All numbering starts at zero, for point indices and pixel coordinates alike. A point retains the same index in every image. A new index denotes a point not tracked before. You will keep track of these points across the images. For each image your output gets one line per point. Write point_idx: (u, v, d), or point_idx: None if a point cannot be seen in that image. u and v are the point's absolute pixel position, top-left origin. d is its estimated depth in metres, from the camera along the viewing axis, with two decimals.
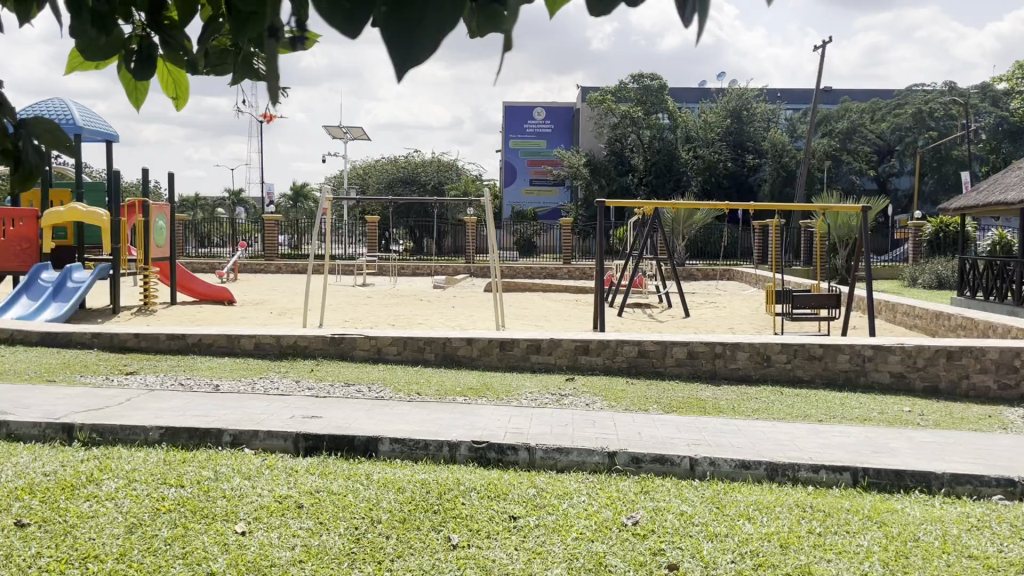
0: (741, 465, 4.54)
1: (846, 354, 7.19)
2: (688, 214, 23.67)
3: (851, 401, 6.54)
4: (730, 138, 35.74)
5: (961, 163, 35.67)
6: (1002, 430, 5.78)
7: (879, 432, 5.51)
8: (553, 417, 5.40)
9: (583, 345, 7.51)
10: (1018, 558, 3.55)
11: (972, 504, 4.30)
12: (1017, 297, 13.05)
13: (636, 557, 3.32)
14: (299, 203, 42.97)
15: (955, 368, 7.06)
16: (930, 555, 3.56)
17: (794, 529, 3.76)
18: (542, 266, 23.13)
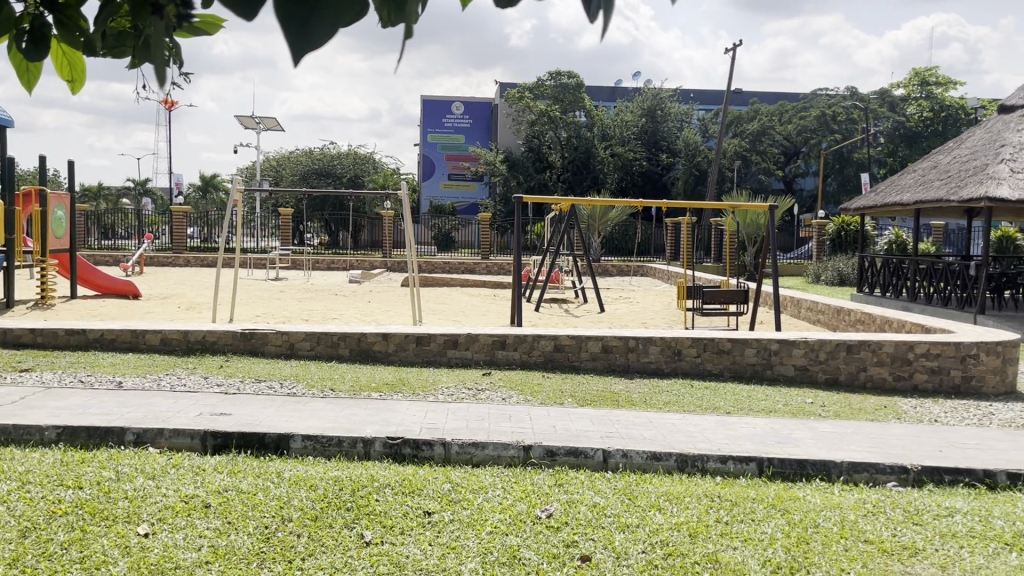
0: (652, 457, 4.65)
1: (752, 348, 7.44)
2: (604, 210, 24.03)
3: (757, 393, 6.76)
4: (644, 137, 36.45)
5: (862, 165, 37.27)
6: (896, 420, 6.09)
7: (783, 423, 5.72)
8: (468, 411, 5.40)
9: (500, 340, 7.53)
10: (911, 542, 3.75)
11: (869, 491, 4.51)
12: (912, 294, 13.73)
13: (550, 549, 3.35)
14: (208, 194, 41.77)
15: (854, 361, 7.37)
16: (829, 540, 3.72)
17: (703, 519, 3.86)
18: (459, 261, 23.09)
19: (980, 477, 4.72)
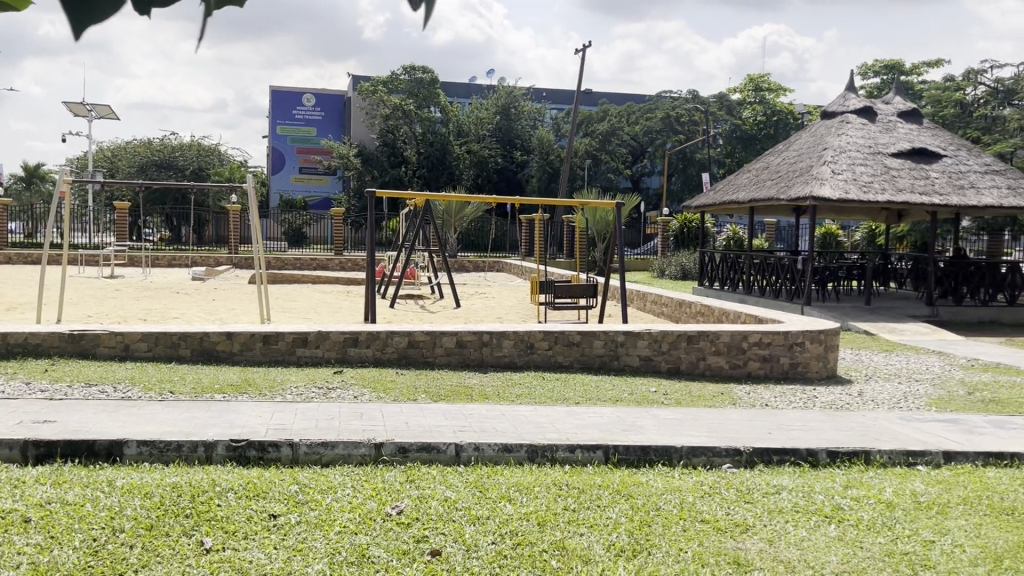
0: (503, 449, 4.71)
1: (601, 340, 7.68)
2: (459, 206, 24.12)
3: (605, 384, 7.00)
4: (499, 134, 36.86)
5: (703, 165, 39.29)
6: (731, 405, 6.47)
7: (629, 411, 5.95)
8: (317, 411, 5.29)
9: (351, 337, 7.41)
10: (742, 520, 4.01)
11: (706, 473, 4.77)
12: (747, 286, 14.62)
13: (399, 546, 3.34)
14: (33, 185, 38.71)
15: (694, 350, 7.76)
16: (668, 522, 3.91)
17: (551, 507, 3.97)
18: (311, 257, 22.53)
19: (803, 456, 5.10)
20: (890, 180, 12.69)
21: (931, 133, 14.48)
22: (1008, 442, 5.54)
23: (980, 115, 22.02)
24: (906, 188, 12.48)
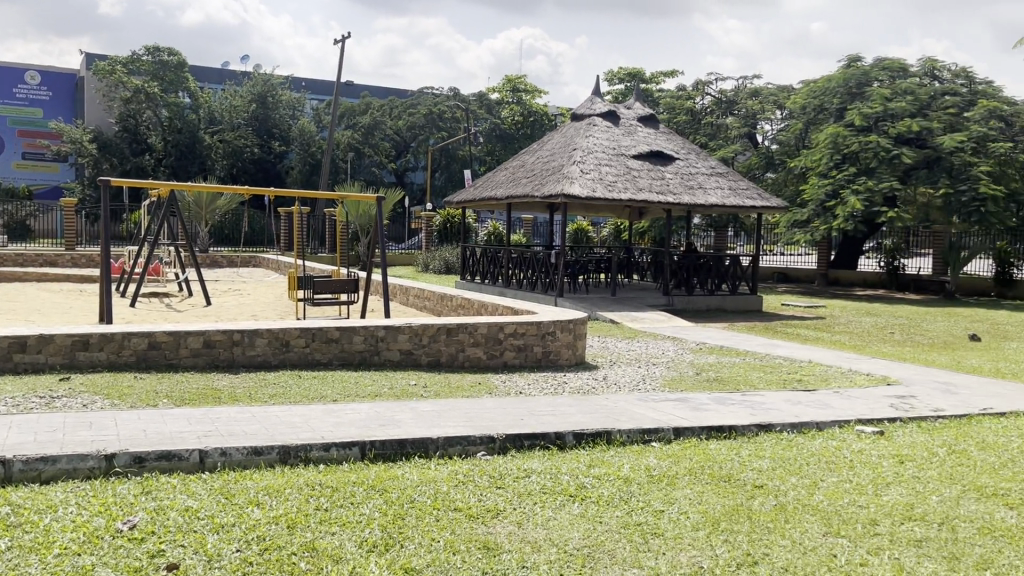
0: (253, 452, 4.52)
1: (360, 335, 7.60)
2: (211, 198, 22.88)
3: (363, 379, 6.94)
4: (255, 124, 35.35)
5: (465, 162, 40.20)
6: (487, 395, 6.66)
7: (386, 406, 5.94)
8: (38, 422, 4.77)
9: (81, 340, 6.78)
10: (493, 505, 4.15)
11: (461, 462, 4.88)
12: (506, 280, 15.15)
13: (131, 564, 3.10)
14: None
15: (453, 343, 7.89)
16: (422, 513, 3.96)
17: (302, 509, 3.86)
18: (38, 253, 20.32)
19: (552, 439, 5.36)
20: (631, 180, 13.70)
21: (666, 137, 15.81)
22: (728, 416, 6.19)
23: (707, 122, 24.40)
24: (644, 187, 13.52)
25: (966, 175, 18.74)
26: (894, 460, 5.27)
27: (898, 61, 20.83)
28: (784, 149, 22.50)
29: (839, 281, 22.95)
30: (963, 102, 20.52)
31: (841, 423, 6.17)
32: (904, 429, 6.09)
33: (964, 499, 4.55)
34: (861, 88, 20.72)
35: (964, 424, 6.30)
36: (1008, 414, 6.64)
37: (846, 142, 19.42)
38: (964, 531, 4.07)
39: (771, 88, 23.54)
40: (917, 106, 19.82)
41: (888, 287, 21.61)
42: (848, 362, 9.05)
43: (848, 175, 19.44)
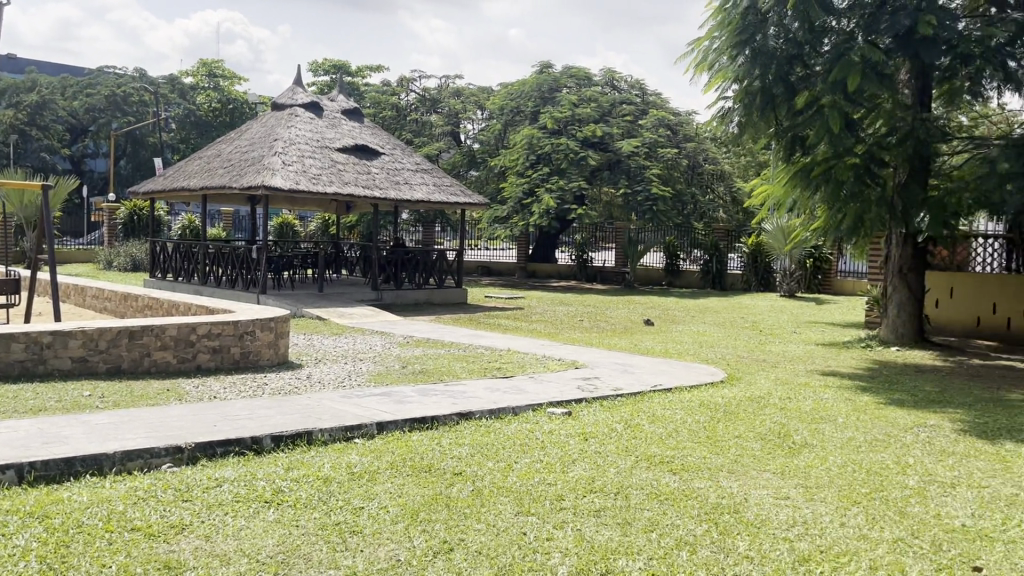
0: None
1: (20, 343, 6.75)
2: None
3: (24, 393, 6.11)
4: None
5: (155, 150, 37.14)
6: (176, 401, 6.17)
7: (50, 421, 5.25)
8: None
9: None
10: (178, 520, 3.85)
11: (141, 477, 4.47)
12: (202, 277, 14.23)
13: None
14: None
15: (137, 347, 7.22)
16: (92, 538, 3.56)
17: None
18: None
19: (247, 444, 5.09)
20: (336, 173, 13.50)
21: (371, 132, 15.75)
22: (429, 407, 6.29)
23: (412, 119, 24.75)
24: (349, 182, 13.39)
25: (641, 177, 20.94)
26: (579, 438, 5.68)
27: (583, 70, 22.83)
28: (485, 148, 23.52)
29: (536, 274, 24.72)
30: (638, 111, 22.91)
31: (534, 407, 6.54)
32: (588, 408, 6.60)
33: (636, 469, 5.02)
34: (552, 93, 22.56)
35: (638, 400, 6.98)
36: (673, 389, 7.49)
37: (540, 143, 20.86)
38: (636, 498, 4.49)
39: (472, 88, 24.46)
40: (599, 113, 21.79)
41: (578, 278, 23.53)
42: (542, 349, 9.66)
43: (542, 175, 20.83)
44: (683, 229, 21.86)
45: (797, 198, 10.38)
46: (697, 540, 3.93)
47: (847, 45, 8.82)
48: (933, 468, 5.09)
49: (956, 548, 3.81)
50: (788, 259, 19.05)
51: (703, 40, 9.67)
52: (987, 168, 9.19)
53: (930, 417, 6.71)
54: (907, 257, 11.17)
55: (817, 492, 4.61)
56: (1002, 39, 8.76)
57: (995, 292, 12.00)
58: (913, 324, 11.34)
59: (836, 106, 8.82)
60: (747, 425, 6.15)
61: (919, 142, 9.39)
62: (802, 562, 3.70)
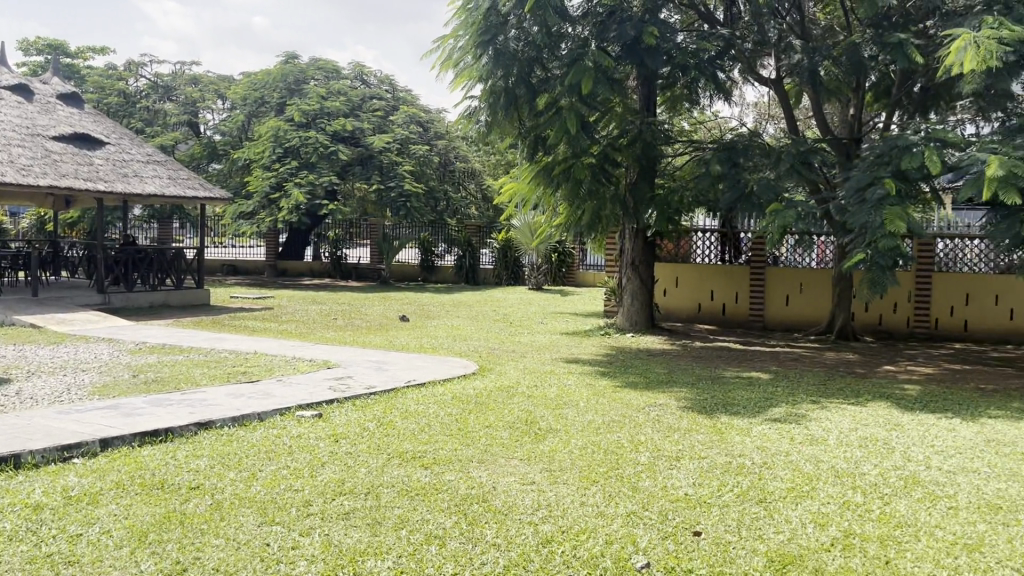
0: None
1: None
2: None
3: None
4: None
5: None
6: None
7: None
8: None
9: None
10: None
11: None
12: None
13: None
14: None
15: None
16: None
17: None
18: None
19: None
20: (52, 164, 12.11)
21: (94, 119, 14.30)
22: (163, 418, 5.78)
23: (143, 107, 22.85)
24: (68, 174, 12.07)
25: (393, 173, 20.86)
26: (329, 440, 5.50)
27: (331, 63, 22.44)
28: (228, 140, 22.28)
29: (287, 272, 23.90)
30: (387, 107, 23.00)
31: (282, 411, 6.23)
32: (340, 408, 6.42)
33: (388, 467, 4.95)
34: (298, 86, 21.95)
35: (391, 397, 6.91)
36: (426, 384, 7.50)
37: (287, 136, 20.14)
38: (386, 496, 4.42)
39: (211, 77, 23.07)
40: (349, 107, 21.49)
41: (333, 275, 23.01)
42: (291, 350, 9.29)
43: (290, 169, 20.15)
44: (436, 226, 22.14)
45: (541, 194, 10.82)
46: (446, 533, 3.94)
47: (581, 50, 9.34)
48: (662, 444, 5.51)
49: (681, 516, 4.14)
50: (535, 254, 19.96)
51: (448, 38, 9.79)
52: (704, 169, 10.16)
53: (659, 396, 7.28)
54: (638, 251, 12.11)
55: (560, 475, 4.81)
56: (713, 53, 9.72)
57: (712, 280, 13.36)
58: (645, 312, 12.29)
59: (573, 107, 9.23)
60: (496, 415, 6.31)
61: (645, 144, 10.20)
62: (545, 543, 3.82)
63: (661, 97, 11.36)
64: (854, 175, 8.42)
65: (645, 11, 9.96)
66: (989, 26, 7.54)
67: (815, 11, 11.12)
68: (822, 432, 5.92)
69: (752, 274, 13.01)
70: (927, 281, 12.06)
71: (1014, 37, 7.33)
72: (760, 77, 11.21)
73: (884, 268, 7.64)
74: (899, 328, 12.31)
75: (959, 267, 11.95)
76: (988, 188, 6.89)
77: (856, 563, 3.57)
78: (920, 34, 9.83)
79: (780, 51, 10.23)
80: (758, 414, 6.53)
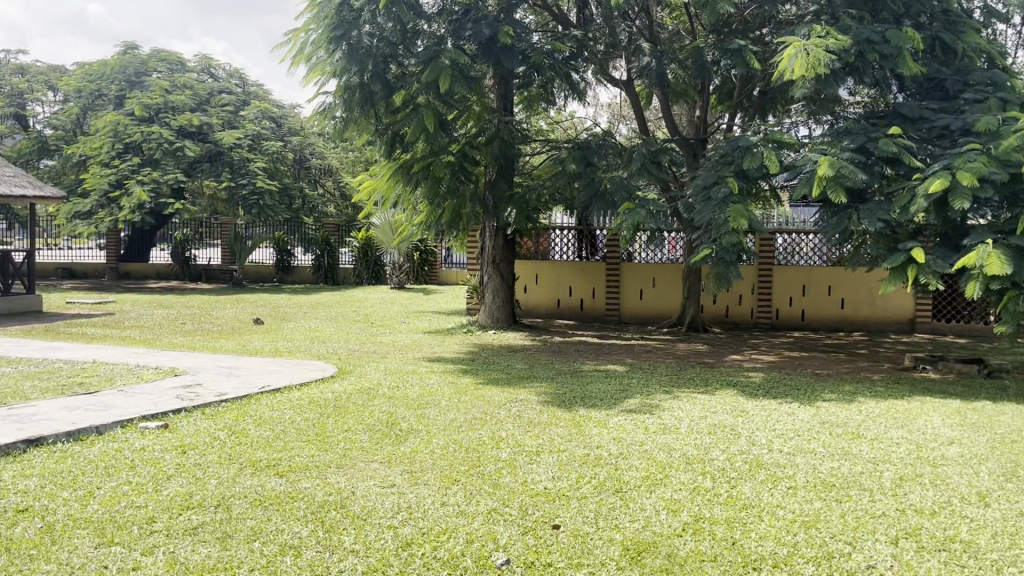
0: None
1: None
2: None
3: None
4: None
5: None
6: None
7: None
8: None
9: None
10: None
11: None
12: None
13: None
14: None
15: None
16: None
17: None
18: None
19: None
20: None
21: None
22: None
23: None
24: None
25: (245, 169, 20.05)
26: (176, 451, 5.19)
27: (175, 55, 21.38)
28: (61, 134, 20.77)
29: (131, 275, 22.67)
30: (237, 102, 22.19)
31: (123, 423, 5.79)
32: (188, 418, 6.06)
33: (240, 477, 4.72)
34: (139, 78, 20.76)
35: (244, 404, 6.61)
36: (282, 389, 7.23)
37: (127, 131, 18.96)
38: (238, 508, 4.20)
39: (40, 67, 21.43)
40: (195, 101, 20.53)
41: (181, 277, 21.94)
42: (135, 357, 8.74)
43: (131, 166, 19.00)
44: (292, 224, 21.51)
45: (400, 192, 10.68)
46: (302, 543, 3.79)
47: (437, 47, 9.26)
48: (522, 439, 5.55)
49: (540, 511, 4.17)
50: (396, 252, 19.75)
51: (300, 31, 9.47)
52: (560, 168, 10.36)
53: (519, 392, 7.34)
54: (498, 249, 12.19)
55: (421, 476, 4.75)
56: (566, 54, 9.91)
57: (570, 276, 13.64)
58: (506, 309, 12.39)
59: (431, 105, 9.15)
60: (356, 418, 6.16)
61: (503, 143, 10.27)
62: (404, 547, 3.75)
63: (518, 96, 11.48)
64: (700, 174, 8.80)
65: (500, 10, 10.03)
66: (818, 35, 8.06)
67: (662, 16, 11.57)
68: (674, 421, 6.15)
69: (609, 269, 13.37)
70: (768, 274, 12.79)
71: (839, 46, 7.87)
72: (612, 78, 11.55)
73: (728, 263, 8.04)
74: (744, 318, 13.00)
75: (796, 260, 12.75)
76: (818, 186, 7.37)
77: (706, 546, 3.71)
78: (757, 40, 10.40)
79: (630, 53, 10.56)
80: (615, 406, 6.70)
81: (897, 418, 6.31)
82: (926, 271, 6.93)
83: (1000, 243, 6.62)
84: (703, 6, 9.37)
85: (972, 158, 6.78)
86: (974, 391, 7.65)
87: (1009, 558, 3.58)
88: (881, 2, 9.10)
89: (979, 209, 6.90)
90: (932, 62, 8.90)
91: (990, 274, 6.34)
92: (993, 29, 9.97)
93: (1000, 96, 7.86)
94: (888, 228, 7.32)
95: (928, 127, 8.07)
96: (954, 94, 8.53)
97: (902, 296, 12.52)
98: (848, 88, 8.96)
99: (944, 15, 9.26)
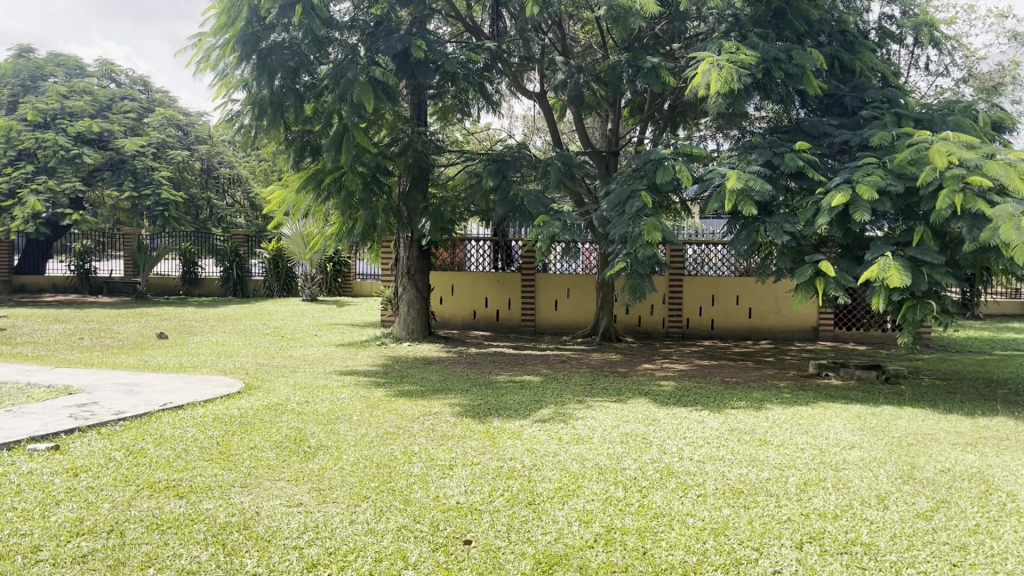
0: None
1: None
2: None
3: None
4: None
5: None
6: None
7: None
8: None
9: None
10: None
11: None
12: None
13: None
14: None
15: None
16: None
17: None
18: None
19: None
20: None
21: None
22: None
23: None
24: None
25: (148, 179, 19.28)
26: (67, 474, 4.88)
27: (73, 58, 20.47)
28: None
29: (26, 288, 21.61)
30: (140, 109, 21.40)
31: (8, 446, 5.39)
32: (80, 439, 5.72)
33: (136, 500, 4.48)
34: (34, 82, 19.84)
35: (142, 423, 6.30)
36: (185, 406, 6.92)
37: (20, 138, 18.09)
38: (132, 533, 3.98)
39: None
40: (95, 107, 19.69)
41: (80, 290, 21.00)
42: (23, 375, 8.25)
43: (25, 174, 18.03)
44: (199, 235, 20.81)
45: (311, 202, 10.43)
46: (200, 568, 3.61)
47: (351, 60, 9.13)
48: (435, 453, 5.45)
49: (451, 526, 4.08)
50: (308, 263, 19.36)
51: (206, 37, 9.16)
52: (475, 180, 10.35)
53: (432, 405, 7.23)
54: (413, 260, 12.02)
55: (329, 494, 4.60)
56: (479, 66, 9.90)
57: (486, 287, 13.61)
58: (421, 320, 12.21)
59: (346, 117, 8.99)
60: (262, 436, 5.95)
61: (417, 153, 10.22)
62: (310, 568, 3.61)
63: (432, 107, 11.42)
64: (613, 187, 8.89)
65: (412, 21, 9.94)
66: (727, 52, 8.25)
67: (574, 30, 11.76)
68: (587, 430, 6.17)
69: (524, 280, 13.40)
70: (680, 284, 13.03)
71: (748, 63, 8.08)
72: (526, 90, 11.64)
73: (642, 275, 8.14)
74: (656, 328, 13.21)
75: (706, 270, 13.07)
76: (729, 199, 7.52)
77: (617, 557, 3.70)
78: (669, 55, 10.68)
79: (544, 66, 10.65)
80: (528, 416, 6.68)
81: (803, 425, 6.47)
82: (832, 285, 7.13)
83: (899, 255, 6.88)
84: (613, 22, 9.50)
85: (871, 172, 7.08)
86: (874, 396, 7.93)
87: (907, 559, 3.68)
88: (785, 20, 9.42)
89: (878, 221, 7.14)
90: (832, 79, 9.26)
91: (891, 285, 6.58)
92: (888, 49, 10.45)
93: (895, 112, 8.22)
94: (793, 239, 7.51)
95: (829, 143, 8.36)
96: (852, 110, 8.88)
97: (808, 305, 12.95)
98: (755, 104, 9.21)
99: (841, 35, 9.68)
